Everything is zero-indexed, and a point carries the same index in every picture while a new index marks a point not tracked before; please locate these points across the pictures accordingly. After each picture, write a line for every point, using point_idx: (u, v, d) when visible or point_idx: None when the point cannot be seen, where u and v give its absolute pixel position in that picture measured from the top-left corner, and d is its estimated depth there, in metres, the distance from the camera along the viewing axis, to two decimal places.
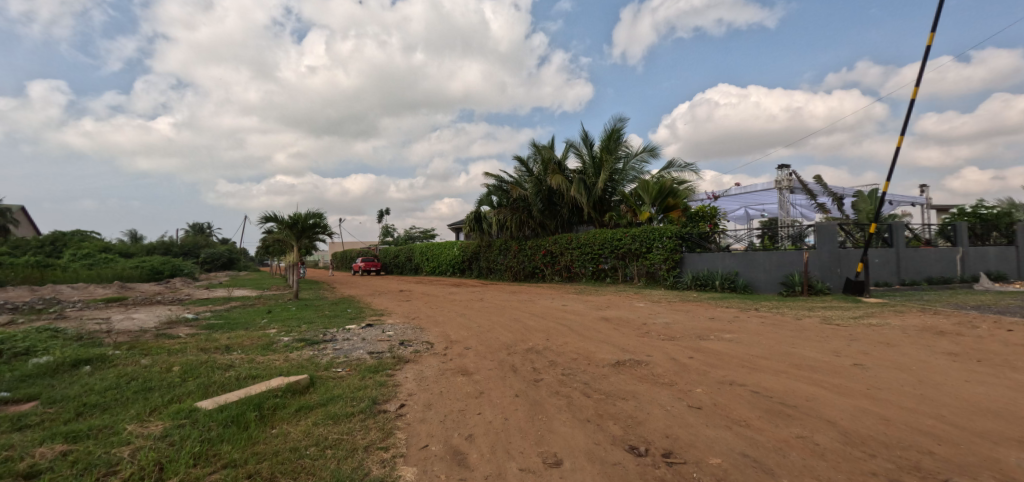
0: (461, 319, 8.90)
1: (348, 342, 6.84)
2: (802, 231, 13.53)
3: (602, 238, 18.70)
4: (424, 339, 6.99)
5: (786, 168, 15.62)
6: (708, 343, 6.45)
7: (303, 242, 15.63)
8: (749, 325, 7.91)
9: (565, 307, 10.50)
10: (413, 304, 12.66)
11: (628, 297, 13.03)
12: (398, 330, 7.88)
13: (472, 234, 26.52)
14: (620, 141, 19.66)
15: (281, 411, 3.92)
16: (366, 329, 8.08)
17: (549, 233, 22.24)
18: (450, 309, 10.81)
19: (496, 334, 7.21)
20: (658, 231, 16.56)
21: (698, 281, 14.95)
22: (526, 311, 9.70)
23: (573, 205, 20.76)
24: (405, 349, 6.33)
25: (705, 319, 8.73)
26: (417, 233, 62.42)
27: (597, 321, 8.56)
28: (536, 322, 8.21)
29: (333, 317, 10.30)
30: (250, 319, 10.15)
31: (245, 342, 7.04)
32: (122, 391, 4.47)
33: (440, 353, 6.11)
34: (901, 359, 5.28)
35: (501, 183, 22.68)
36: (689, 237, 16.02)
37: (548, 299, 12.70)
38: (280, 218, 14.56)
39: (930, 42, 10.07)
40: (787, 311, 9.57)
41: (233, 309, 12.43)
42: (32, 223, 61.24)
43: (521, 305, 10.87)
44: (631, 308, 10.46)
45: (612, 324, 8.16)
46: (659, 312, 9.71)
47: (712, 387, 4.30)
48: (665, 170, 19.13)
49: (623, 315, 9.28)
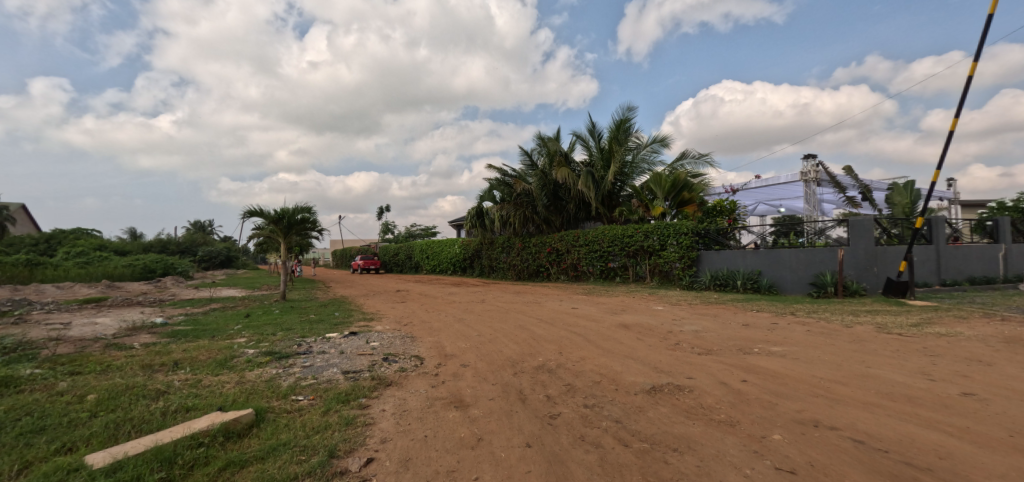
0: (459, 326, 7.77)
1: (322, 357, 5.71)
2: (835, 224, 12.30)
3: (612, 235, 17.54)
4: (414, 352, 5.87)
5: (811, 158, 14.41)
6: (757, 360, 5.29)
7: (291, 238, 14.58)
8: (797, 335, 6.73)
9: (576, 311, 9.35)
10: (407, 307, 11.55)
11: (644, 299, 11.91)
12: (384, 340, 6.77)
13: (474, 230, 25.38)
14: (629, 131, 18.47)
15: (198, 471, 2.82)
16: (348, 338, 6.97)
17: (555, 229, 21.10)
18: (448, 312, 9.66)
19: (499, 346, 6.09)
20: (673, 227, 15.48)
21: (717, 281, 13.85)
22: (533, 316, 8.56)
23: (580, 200, 19.58)
24: (388, 367, 5.20)
25: (740, 326, 7.60)
26: (420, 230, 61.40)
27: (616, 328, 7.40)
28: (546, 330, 7.15)
29: (317, 322, 9.21)
30: (223, 324, 9.06)
31: (201, 357, 5.95)
32: (3, 433, 3.36)
33: (431, 373, 4.98)
34: (1017, 385, 4.14)
35: (504, 177, 21.51)
36: (706, 233, 15.00)
37: (556, 301, 11.55)
38: (265, 213, 13.47)
39: (992, 10, 8.87)
40: (829, 316, 8.43)
41: (210, 312, 11.37)
42: (32, 220, 60.42)
43: (526, 309, 9.73)
44: (650, 312, 9.31)
45: (632, 332, 7.03)
46: (683, 318, 8.55)
47: (794, 431, 3.18)
48: (678, 162, 17.98)
49: (644, 321, 8.11)
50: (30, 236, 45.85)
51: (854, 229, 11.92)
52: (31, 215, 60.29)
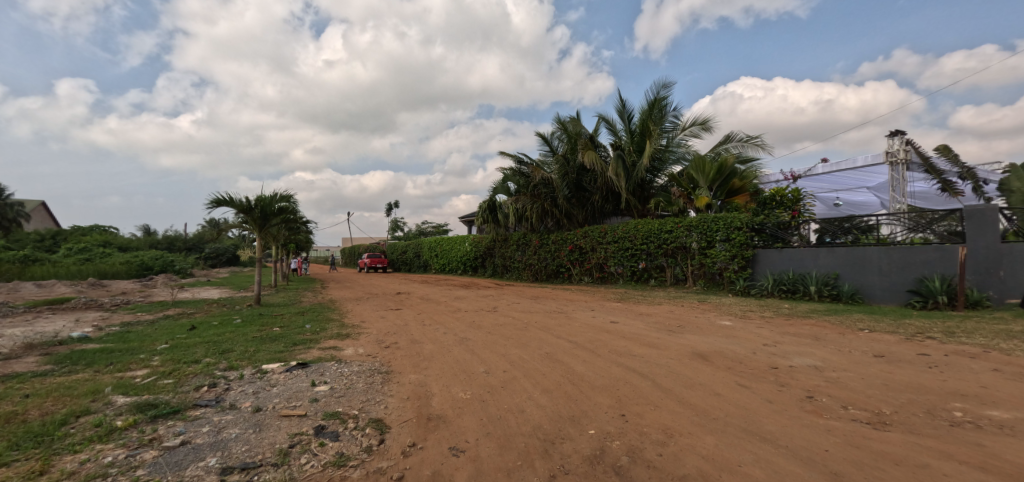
0: (460, 354, 5.41)
1: (216, 422, 3.38)
2: (924, 215, 9.72)
3: (645, 230, 15.01)
4: (375, 414, 3.50)
5: (900, 135, 11.84)
6: (1005, 450, 2.84)
7: (269, 231, 12.18)
8: (994, 382, 4.22)
9: (621, 328, 6.88)
10: (400, 317, 9.23)
11: (698, 310, 9.40)
12: (343, 380, 4.43)
13: (486, 226, 23.04)
14: (666, 110, 15.83)
15: None
16: (290, 376, 4.64)
17: (577, 224, 18.63)
18: (447, 328, 7.30)
19: (521, 401, 3.71)
20: (722, 219, 12.85)
21: (782, 287, 11.26)
22: (564, 336, 6.16)
23: (606, 191, 17.07)
24: (313, 454, 2.83)
25: (877, 359, 5.11)
26: (431, 228, 59.40)
27: (693, 360, 4.97)
28: (589, 363, 4.75)
29: (273, 340, 6.90)
30: (147, 343, 6.78)
31: (27, 415, 3.63)
32: None
33: (392, 475, 2.60)
34: None
35: (519, 165, 19.12)
36: (764, 228, 12.42)
37: (586, 311, 9.13)
38: (234, 201, 11.05)
39: None
40: (993, 344, 5.85)
41: (156, 322, 9.13)
42: (50, 215, 60.58)
43: (552, 324, 7.32)
44: (723, 331, 6.84)
45: (722, 371, 4.58)
46: (778, 341, 6.06)
47: None
48: (722, 146, 15.29)
49: (724, 346, 5.67)
50: (35, 232, 44.81)
51: (973, 222, 9.20)
52: (50, 211, 60.08)
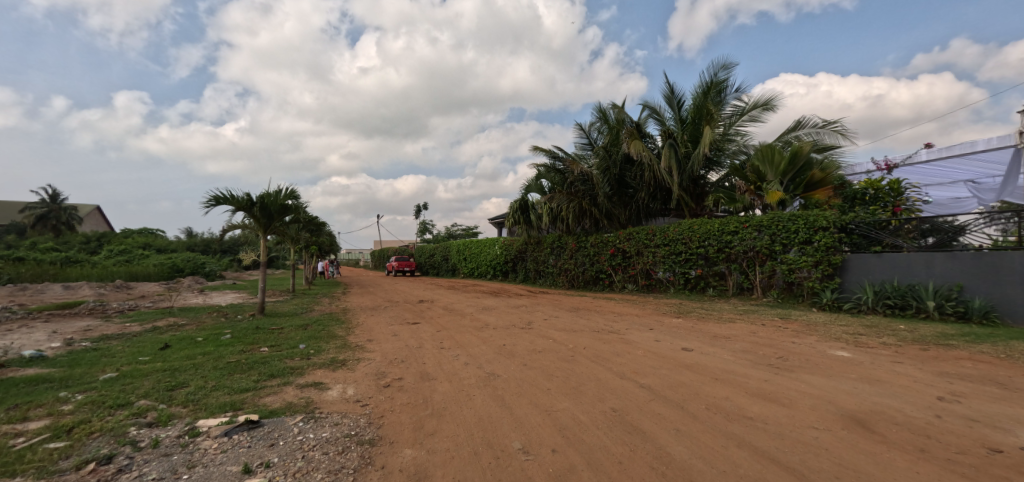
0: (484, 406, 3.72)
1: None
2: None
3: (702, 231, 12.98)
4: None
5: None
6: None
7: (276, 231, 10.85)
8: None
9: (705, 363, 5.05)
10: (416, 335, 7.64)
11: (787, 331, 7.41)
12: (297, 461, 2.79)
13: (517, 228, 21.38)
14: (725, 94, 13.77)
15: None
16: (224, 447, 3.03)
17: (619, 226, 16.71)
18: (471, 355, 5.63)
19: None
20: (802, 218, 10.66)
21: (886, 301, 9.08)
22: (633, 377, 4.38)
23: (654, 187, 15.10)
24: None
25: None
26: (461, 231, 58.17)
27: (856, 432, 3.11)
28: (688, 436, 2.96)
29: (249, 368, 5.39)
30: (93, 370, 5.36)
31: None
32: None
33: None
34: None
35: (555, 160, 17.36)
36: (855, 228, 10.21)
37: (644, 331, 7.29)
38: (235, 197, 9.77)
39: None
40: None
41: (134, 337, 7.81)
42: (101, 218, 63.07)
43: (607, 352, 5.54)
44: (851, 369, 4.90)
45: (921, 462, 2.73)
46: (953, 391, 4.12)
47: None
48: (791, 133, 13.12)
49: (881, 401, 3.78)
50: (81, 234, 45.93)
51: None
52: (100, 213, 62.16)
